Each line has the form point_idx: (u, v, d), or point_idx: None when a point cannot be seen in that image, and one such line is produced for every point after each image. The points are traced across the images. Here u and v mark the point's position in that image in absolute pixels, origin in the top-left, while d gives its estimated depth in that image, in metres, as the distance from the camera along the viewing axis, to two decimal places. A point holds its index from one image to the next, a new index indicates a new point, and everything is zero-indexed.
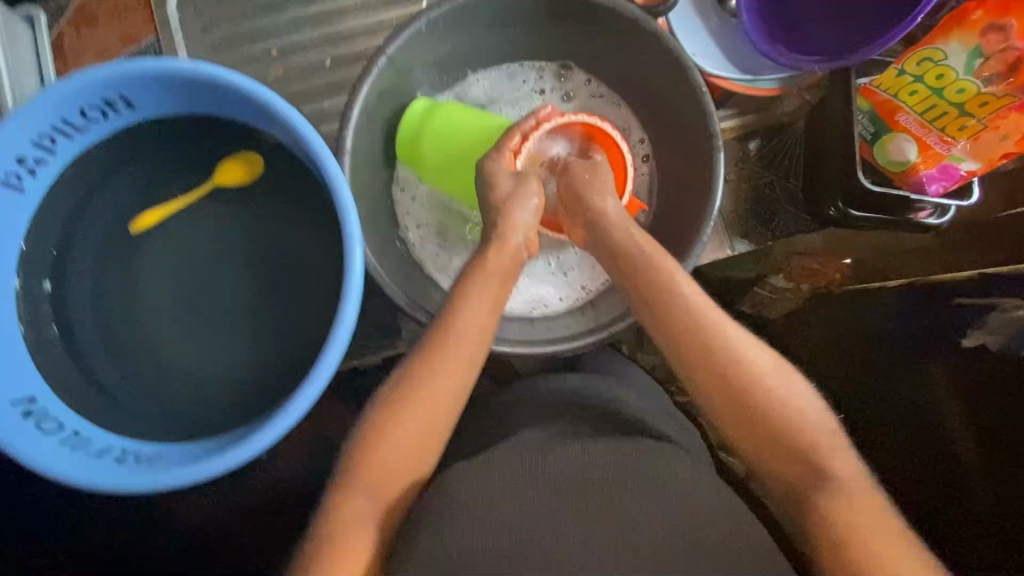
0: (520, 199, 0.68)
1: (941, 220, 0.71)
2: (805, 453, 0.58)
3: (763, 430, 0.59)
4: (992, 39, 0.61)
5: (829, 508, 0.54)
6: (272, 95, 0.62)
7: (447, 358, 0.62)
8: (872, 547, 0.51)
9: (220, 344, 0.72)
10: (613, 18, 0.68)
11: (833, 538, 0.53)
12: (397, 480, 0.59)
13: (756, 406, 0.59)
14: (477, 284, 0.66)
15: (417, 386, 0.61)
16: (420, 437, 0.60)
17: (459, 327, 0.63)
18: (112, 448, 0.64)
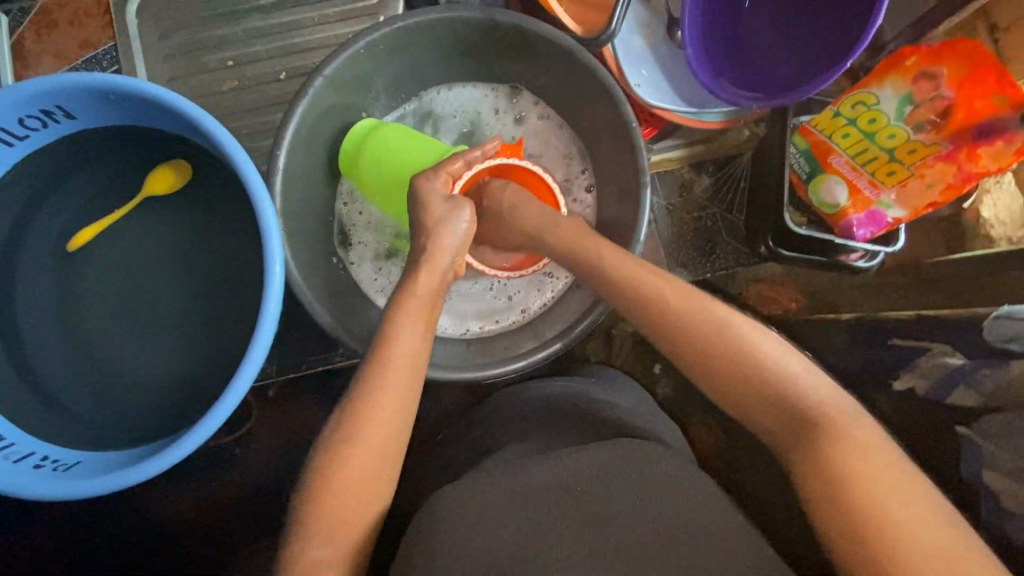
0: (452, 220, 0.67)
1: (869, 264, 0.72)
2: (817, 422, 0.50)
3: (742, 404, 0.54)
4: (924, 87, 0.62)
5: (863, 469, 0.46)
6: (204, 115, 0.63)
7: (386, 384, 0.59)
8: (898, 509, 0.44)
9: (152, 352, 0.72)
10: (551, 48, 0.69)
11: (821, 512, 0.47)
12: (352, 518, 0.55)
13: (728, 374, 0.54)
14: (407, 308, 0.64)
15: (357, 418, 0.58)
16: (374, 466, 0.57)
17: (397, 351, 0.61)
18: (34, 453, 0.64)
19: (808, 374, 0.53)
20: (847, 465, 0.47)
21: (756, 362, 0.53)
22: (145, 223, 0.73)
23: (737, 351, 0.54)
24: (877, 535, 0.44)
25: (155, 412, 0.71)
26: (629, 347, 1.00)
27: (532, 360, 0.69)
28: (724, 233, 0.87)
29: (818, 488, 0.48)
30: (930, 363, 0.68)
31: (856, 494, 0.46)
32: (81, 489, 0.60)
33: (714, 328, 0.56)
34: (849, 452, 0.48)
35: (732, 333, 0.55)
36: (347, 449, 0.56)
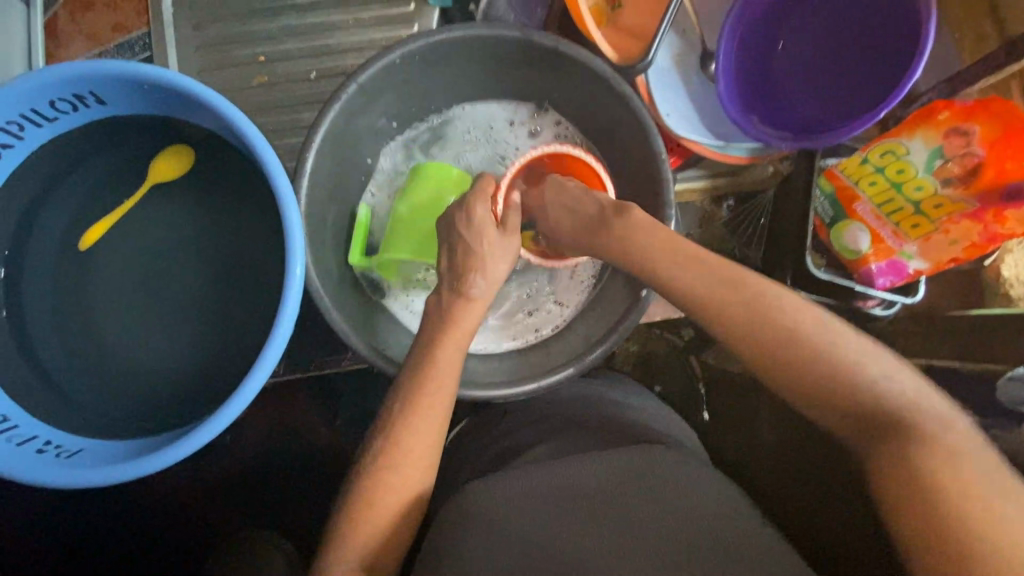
0: (496, 252, 0.70)
1: (886, 312, 0.73)
2: (871, 408, 0.51)
3: (808, 395, 0.54)
4: (954, 142, 0.61)
5: (916, 454, 0.47)
6: (236, 113, 0.63)
7: (426, 409, 0.61)
8: (950, 495, 0.45)
9: (161, 343, 0.72)
10: (586, 73, 0.69)
11: (897, 501, 0.47)
12: (387, 535, 0.57)
13: (792, 361, 0.54)
14: (446, 339, 0.66)
15: (404, 431, 0.61)
16: (413, 484, 0.59)
17: (437, 378, 0.63)
18: (37, 438, 0.64)
19: (881, 371, 0.52)
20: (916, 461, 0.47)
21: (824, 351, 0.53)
22: (166, 213, 0.73)
23: (799, 342, 0.54)
24: (935, 516, 0.44)
25: (161, 403, 0.70)
26: (633, 365, 1.01)
27: (544, 384, 0.69)
28: (740, 267, 0.87)
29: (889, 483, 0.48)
30: None
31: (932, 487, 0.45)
32: (83, 478, 0.60)
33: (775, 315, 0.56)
34: (920, 446, 0.47)
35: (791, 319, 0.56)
36: (390, 468, 0.59)
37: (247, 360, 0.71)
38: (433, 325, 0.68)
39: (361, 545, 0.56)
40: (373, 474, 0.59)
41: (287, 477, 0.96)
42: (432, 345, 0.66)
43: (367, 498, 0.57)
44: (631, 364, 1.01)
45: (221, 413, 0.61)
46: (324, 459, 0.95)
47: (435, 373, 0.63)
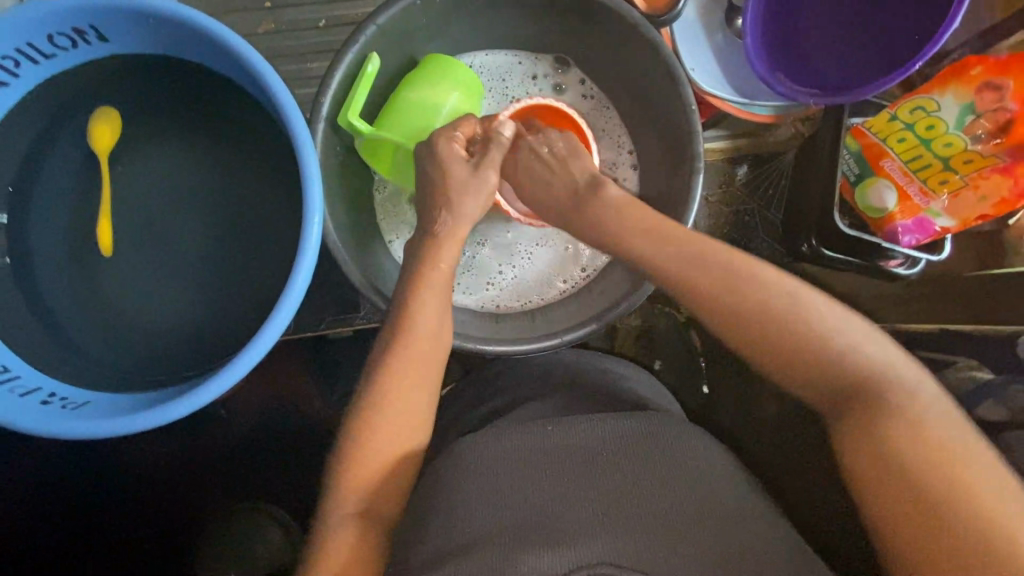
0: (464, 190, 0.66)
1: (909, 271, 0.73)
2: (852, 393, 0.53)
3: (796, 367, 0.55)
4: (987, 97, 0.60)
5: (893, 438, 0.49)
6: (246, 48, 0.59)
7: (408, 355, 0.60)
8: (939, 483, 0.46)
9: (169, 295, 0.69)
10: (616, 21, 0.66)
11: (876, 489, 0.49)
12: (377, 480, 0.56)
13: (784, 343, 0.55)
14: (423, 286, 0.63)
15: (386, 381, 0.59)
16: (403, 428, 0.58)
17: (417, 321, 0.61)
18: (40, 390, 0.61)
19: (862, 351, 0.53)
20: (904, 428, 0.49)
21: (820, 346, 0.54)
22: (171, 160, 0.69)
23: (793, 332, 0.55)
24: (923, 501, 0.46)
25: (168, 357, 0.67)
26: (632, 343, 0.99)
27: (567, 340, 0.67)
28: (759, 230, 0.87)
29: (865, 455, 0.50)
30: (954, 376, 0.71)
31: (917, 472, 0.47)
32: (96, 429, 0.57)
33: (763, 296, 0.56)
34: (894, 416, 0.50)
35: (774, 299, 0.56)
36: (374, 411, 0.58)
37: (256, 316, 0.69)
38: (414, 266, 0.65)
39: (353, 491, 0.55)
40: (371, 418, 0.58)
41: (285, 449, 0.94)
42: (409, 291, 0.62)
43: (369, 444, 0.56)
44: (631, 340, 0.99)
45: (233, 364, 0.58)
46: (321, 430, 0.94)
47: (415, 319, 0.61)
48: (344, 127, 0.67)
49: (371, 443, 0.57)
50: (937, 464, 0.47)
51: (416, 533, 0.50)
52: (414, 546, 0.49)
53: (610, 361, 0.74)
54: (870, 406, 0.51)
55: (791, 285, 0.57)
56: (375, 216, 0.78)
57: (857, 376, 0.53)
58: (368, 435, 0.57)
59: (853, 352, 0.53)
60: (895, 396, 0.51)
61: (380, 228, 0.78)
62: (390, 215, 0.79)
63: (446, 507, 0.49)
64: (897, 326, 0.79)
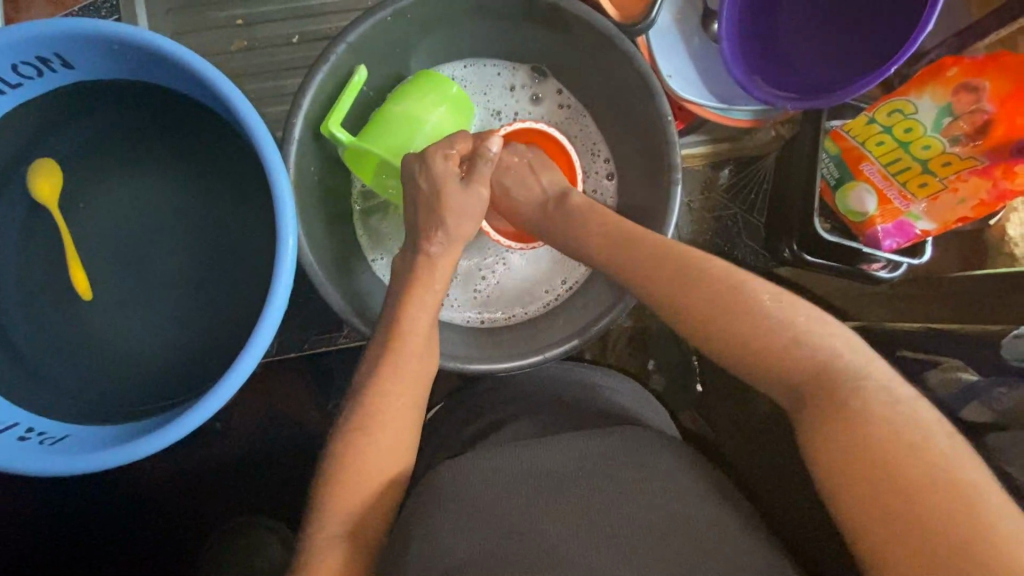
0: (462, 210, 0.66)
1: (891, 275, 0.73)
2: (815, 379, 0.51)
3: (758, 357, 0.54)
4: (964, 98, 0.59)
5: (855, 426, 0.46)
6: (214, 74, 0.58)
7: (398, 376, 0.60)
8: (901, 474, 0.43)
9: (147, 322, 0.68)
10: (589, 32, 0.66)
11: (836, 478, 0.46)
12: (364, 506, 0.55)
13: (741, 334, 0.54)
14: (417, 303, 0.63)
15: (370, 405, 0.58)
16: (391, 450, 0.57)
17: (408, 346, 0.61)
18: (18, 426, 0.60)
19: (829, 342, 0.52)
20: (863, 421, 0.46)
21: (776, 334, 0.53)
22: (144, 186, 0.69)
23: (757, 324, 0.53)
24: (883, 493, 0.43)
25: (148, 386, 0.67)
26: (624, 347, 0.98)
27: (550, 355, 0.68)
28: (743, 233, 0.86)
29: (827, 445, 0.47)
30: (940, 376, 0.69)
31: (878, 460, 0.44)
32: (75, 465, 0.56)
33: (727, 291, 0.56)
34: (858, 405, 0.47)
35: (738, 296, 0.55)
36: (359, 434, 0.57)
37: (236, 339, 0.68)
38: (403, 289, 0.64)
39: (334, 517, 0.54)
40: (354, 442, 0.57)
41: (274, 468, 0.93)
42: (401, 311, 0.63)
43: (350, 470, 0.56)
44: (622, 343, 0.98)
45: (210, 395, 0.57)
46: (310, 448, 0.93)
47: (406, 339, 0.61)
48: (327, 134, 0.67)
49: (354, 466, 0.56)
50: (899, 458, 0.44)
51: (398, 565, 0.50)
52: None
53: (595, 374, 0.74)
54: (837, 397, 0.49)
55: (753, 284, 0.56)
56: (357, 235, 0.78)
57: (823, 372, 0.51)
58: (353, 459, 0.56)
59: (825, 351, 0.51)
60: (863, 390, 0.48)
61: (362, 247, 0.77)
62: (372, 234, 0.78)
63: (430, 537, 0.49)
64: (883, 328, 0.79)
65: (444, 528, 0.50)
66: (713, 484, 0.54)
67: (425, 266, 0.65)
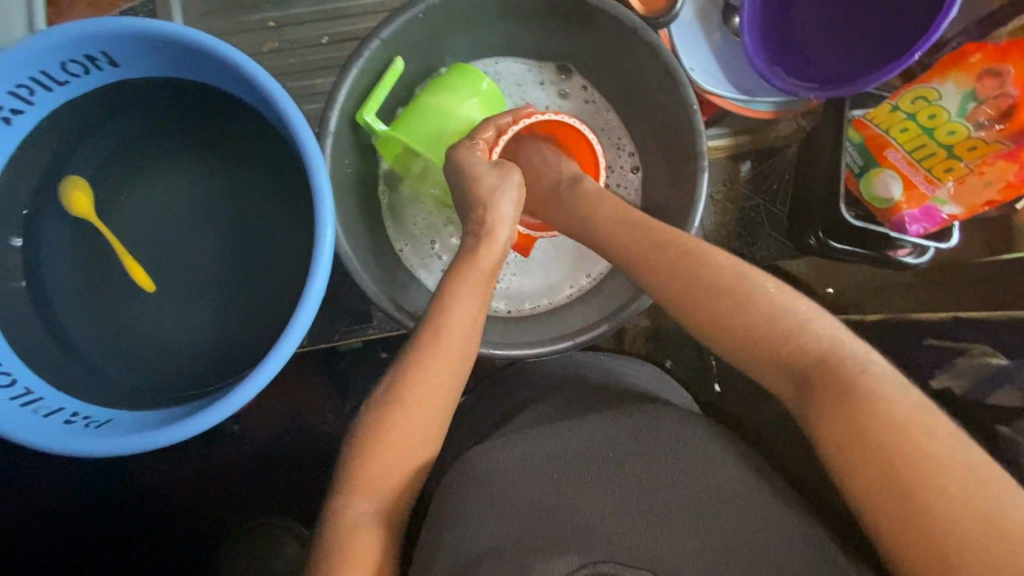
0: (501, 193, 0.67)
1: (919, 261, 0.74)
2: (814, 366, 0.51)
3: (755, 345, 0.54)
4: (987, 84, 0.60)
5: (859, 410, 0.46)
6: (257, 68, 0.60)
7: (438, 355, 0.60)
8: (904, 462, 0.43)
9: (187, 312, 0.70)
10: (615, 25, 0.67)
11: (843, 467, 0.46)
12: (395, 478, 0.57)
13: (743, 325, 0.55)
14: (462, 284, 0.63)
15: (407, 387, 0.59)
16: (419, 431, 0.58)
17: (449, 331, 0.61)
18: (63, 409, 0.61)
19: (830, 330, 0.52)
20: (868, 406, 0.46)
21: (773, 317, 0.54)
22: (186, 180, 0.71)
23: (756, 313, 0.54)
24: (891, 480, 0.43)
25: (188, 374, 0.69)
26: (643, 343, 0.99)
27: (579, 341, 0.69)
28: (765, 224, 0.87)
29: (831, 431, 0.47)
30: (968, 363, 0.69)
31: (879, 448, 0.44)
32: (120, 445, 0.57)
33: (728, 282, 0.57)
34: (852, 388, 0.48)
35: (743, 286, 0.56)
36: (393, 410, 0.58)
37: (268, 328, 0.70)
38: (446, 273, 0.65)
39: (372, 494, 0.55)
40: (390, 425, 0.58)
41: (300, 462, 0.94)
42: (446, 289, 0.63)
43: (386, 451, 0.57)
44: (641, 340, 0.99)
45: (252, 376, 0.58)
46: (335, 442, 0.94)
47: (447, 317, 0.61)
48: (361, 123, 0.70)
49: (387, 450, 0.57)
50: (906, 439, 0.44)
51: (439, 543, 0.50)
52: (436, 555, 0.49)
53: (620, 362, 0.75)
54: (836, 384, 0.49)
55: (754, 274, 0.57)
56: (387, 228, 0.79)
57: (825, 354, 0.51)
58: (390, 442, 0.57)
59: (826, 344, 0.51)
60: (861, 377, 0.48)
61: (392, 239, 0.79)
62: (403, 228, 0.80)
63: (471, 512, 0.50)
64: (910, 317, 0.79)
65: (484, 505, 0.51)
66: (746, 463, 0.54)
67: (469, 249, 0.66)
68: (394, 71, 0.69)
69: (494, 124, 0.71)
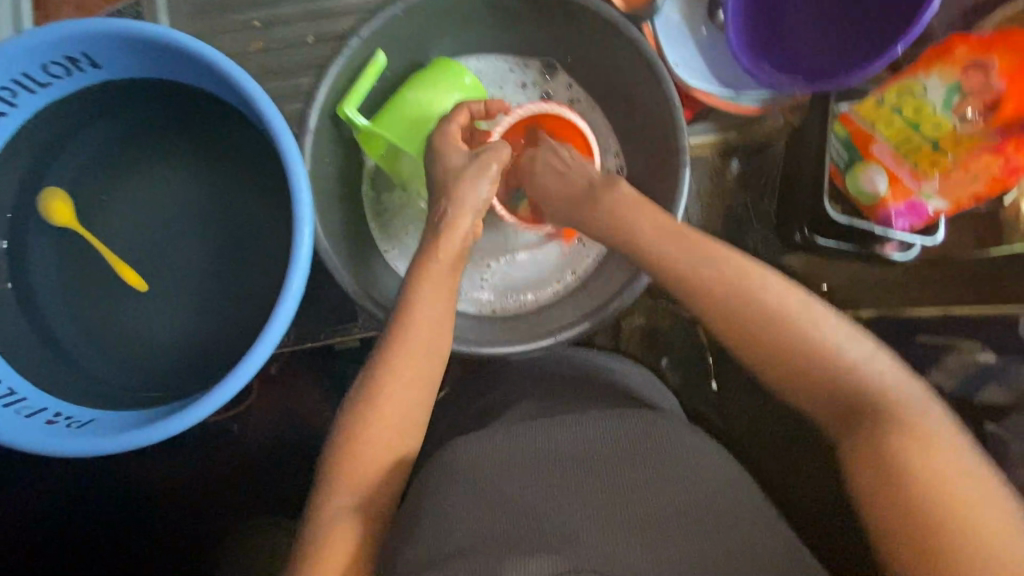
0: (471, 183, 0.65)
1: (905, 256, 0.73)
2: (872, 413, 0.49)
3: (803, 377, 0.52)
4: (973, 77, 0.60)
5: (917, 468, 0.45)
6: (234, 67, 0.60)
7: (407, 349, 0.60)
8: (961, 528, 0.42)
9: (171, 312, 0.70)
10: (595, 20, 0.67)
11: (889, 521, 0.45)
12: (378, 474, 0.57)
13: (797, 356, 0.52)
14: (431, 276, 0.63)
15: (384, 382, 0.58)
16: (396, 426, 0.58)
17: (420, 323, 0.61)
18: (46, 409, 0.62)
19: (883, 371, 0.51)
20: (929, 463, 0.45)
21: (826, 351, 0.51)
22: (169, 180, 0.71)
23: (816, 349, 0.51)
24: (941, 542, 0.42)
25: (171, 374, 0.69)
26: (636, 342, 0.99)
27: (562, 339, 0.68)
28: (754, 220, 0.86)
29: (878, 482, 0.46)
30: (958, 361, 0.69)
31: (938, 509, 0.43)
32: (100, 445, 0.57)
33: (790, 311, 0.53)
34: (913, 442, 0.46)
35: (803, 314, 0.53)
36: (370, 406, 0.58)
37: (252, 328, 0.70)
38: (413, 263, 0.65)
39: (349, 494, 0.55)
40: (367, 424, 0.57)
41: (290, 462, 0.95)
42: (414, 281, 0.63)
43: (363, 450, 0.56)
44: (636, 338, 0.98)
45: (230, 376, 0.58)
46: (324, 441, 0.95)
47: (415, 310, 0.61)
48: (343, 118, 0.69)
49: (363, 446, 0.57)
50: (958, 504, 0.43)
51: (412, 542, 0.50)
52: (409, 553, 0.49)
53: (605, 360, 0.74)
54: (894, 435, 0.47)
55: (815, 303, 0.54)
56: (371, 229, 0.79)
57: (884, 400, 0.49)
58: (367, 440, 0.57)
59: (880, 384, 0.51)
60: (922, 426, 0.47)
61: (376, 239, 0.79)
62: (388, 228, 0.80)
63: (444, 511, 0.50)
64: (899, 314, 0.78)
65: (457, 504, 0.50)
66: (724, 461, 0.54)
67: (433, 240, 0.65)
68: (376, 65, 0.68)
69: (468, 108, 0.71)
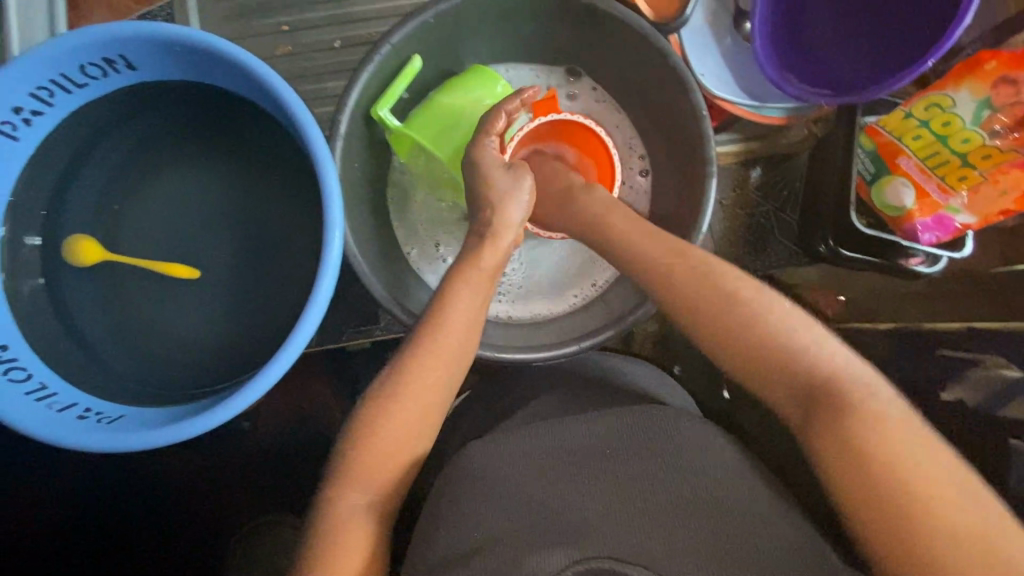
0: (515, 197, 0.66)
1: (931, 269, 0.73)
2: (815, 393, 0.51)
3: (758, 370, 0.54)
4: (1003, 91, 0.58)
5: (863, 442, 0.48)
6: (268, 71, 0.60)
7: (435, 353, 0.60)
8: (913, 493, 0.45)
9: (198, 310, 0.71)
10: (625, 30, 0.67)
11: (857, 502, 0.47)
12: (390, 469, 0.57)
13: (752, 342, 0.54)
14: (464, 280, 0.63)
15: (404, 382, 0.59)
16: (415, 427, 0.58)
17: (447, 328, 0.61)
18: (77, 404, 0.62)
19: (829, 349, 0.53)
20: (875, 436, 0.48)
21: (765, 338, 0.54)
22: (200, 181, 0.73)
23: (758, 331, 0.54)
24: (895, 513, 0.45)
25: (196, 370, 0.70)
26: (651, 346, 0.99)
27: (585, 346, 0.68)
28: (775, 231, 0.89)
29: (841, 463, 0.48)
30: (981, 374, 0.67)
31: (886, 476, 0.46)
32: (133, 440, 0.58)
33: (724, 295, 0.56)
34: (871, 429, 0.48)
35: (760, 300, 0.55)
36: (391, 404, 0.58)
37: (277, 327, 0.71)
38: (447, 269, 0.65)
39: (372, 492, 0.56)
40: (389, 425, 0.57)
41: (304, 459, 0.96)
42: (444, 284, 0.64)
43: (388, 450, 0.57)
44: (650, 343, 0.99)
45: (264, 371, 0.58)
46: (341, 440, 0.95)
47: (445, 314, 0.61)
48: (377, 118, 0.71)
49: (382, 446, 0.57)
50: (906, 476, 0.46)
51: (435, 543, 0.50)
52: (434, 554, 0.49)
53: (623, 362, 0.74)
54: (846, 414, 0.49)
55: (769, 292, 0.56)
56: (396, 232, 0.80)
57: (826, 380, 0.51)
58: (392, 440, 0.57)
59: (826, 363, 0.52)
60: (870, 405, 0.49)
61: (400, 241, 0.79)
62: (412, 231, 0.81)
63: (470, 512, 0.50)
64: (921, 327, 0.77)
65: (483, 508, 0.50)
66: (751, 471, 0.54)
67: (472, 249, 0.65)
68: (412, 67, 0.69)
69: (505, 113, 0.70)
